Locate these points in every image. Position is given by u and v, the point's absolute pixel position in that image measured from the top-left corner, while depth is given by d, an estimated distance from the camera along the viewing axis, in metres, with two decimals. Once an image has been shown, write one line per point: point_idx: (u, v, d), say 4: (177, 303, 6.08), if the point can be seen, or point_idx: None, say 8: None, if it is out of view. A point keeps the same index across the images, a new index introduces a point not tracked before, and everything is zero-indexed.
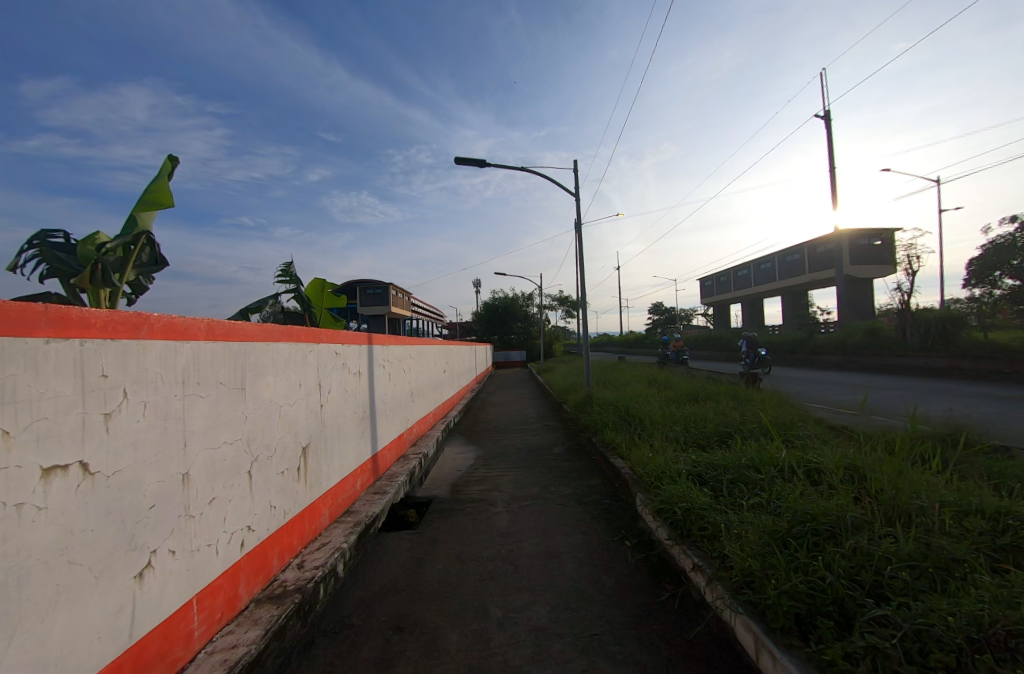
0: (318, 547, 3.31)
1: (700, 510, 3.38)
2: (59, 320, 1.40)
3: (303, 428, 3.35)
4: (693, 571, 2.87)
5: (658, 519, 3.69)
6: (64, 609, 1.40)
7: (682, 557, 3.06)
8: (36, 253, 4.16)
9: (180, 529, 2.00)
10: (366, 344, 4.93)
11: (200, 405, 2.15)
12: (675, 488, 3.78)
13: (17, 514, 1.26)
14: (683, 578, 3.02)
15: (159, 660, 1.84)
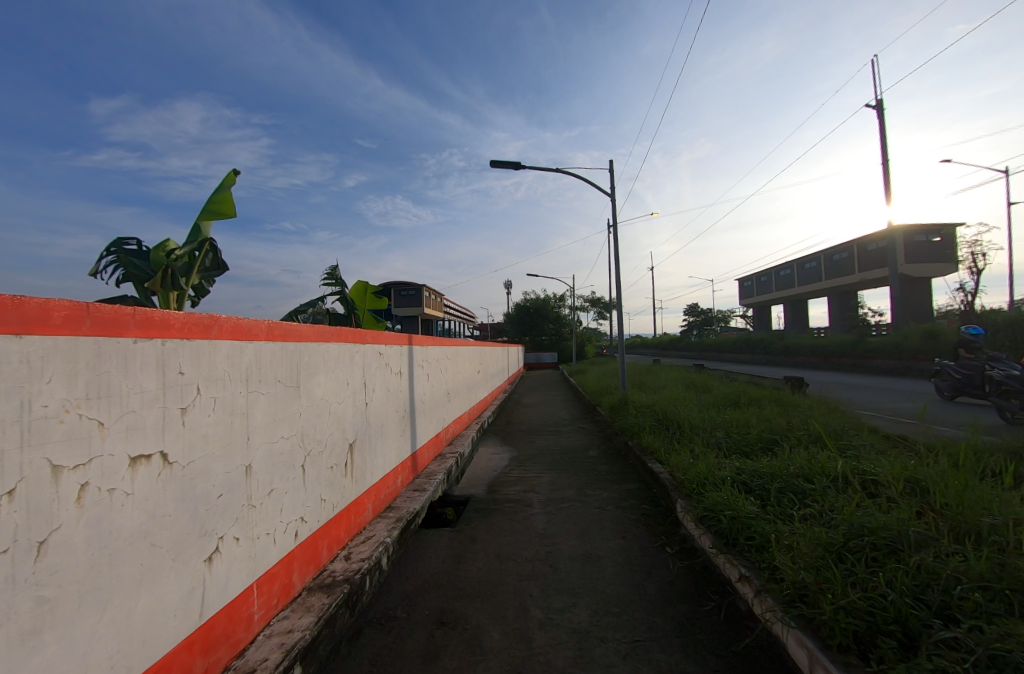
0: (363, 540, 3.44)
1: (746, 519, 3.26)
2: (145, 322, 1.54)
3: (350, 425, 3.49)
4: (741, 581, 2.77)
5: (702, 527, 3.59)
6: (146, 587, 1.54)
7: (728, 566, 2.97)
8: (114, 260, 4.52)
9: (243, 517, 2.14)
10: (407, 345, 5.07)
11: (260, 401, 2.29)
12: (720, 496, 3.66)
13: (110, 498, 1.40)
14: (729, 588, 2.93)
15: (224, 640, 1.97)
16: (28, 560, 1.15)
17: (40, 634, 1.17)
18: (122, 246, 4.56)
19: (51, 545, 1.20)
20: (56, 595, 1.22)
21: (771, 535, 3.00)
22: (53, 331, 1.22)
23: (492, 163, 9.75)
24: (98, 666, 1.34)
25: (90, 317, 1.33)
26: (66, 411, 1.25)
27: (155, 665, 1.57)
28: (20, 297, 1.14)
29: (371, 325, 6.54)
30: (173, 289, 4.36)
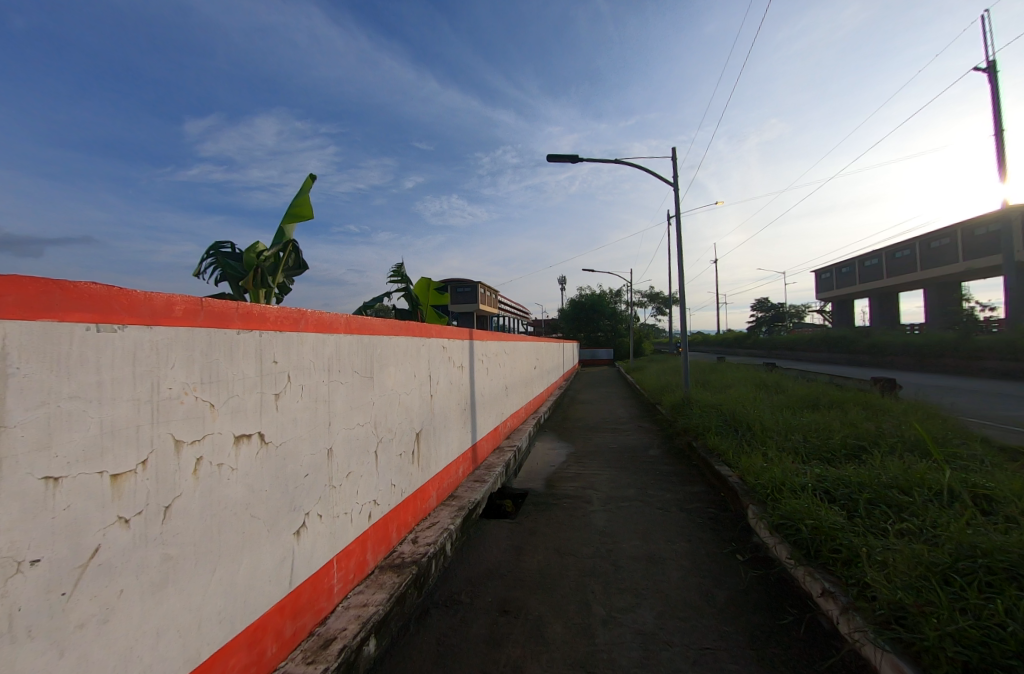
0: (429, 526, 3.58)
1: (831, 530, 3.02)
2: (246, 315, 1.71)
3: (417, 415, 3.64)
4: (824, 596, 2.58)
5: (778, 536, 3.36)
6: (247, 553, 1.71)
7: (809, 580, 2.77)
8: (212, 262, 5.01)
9: (325, 496, 2.31)
10: (469, 339, 5.19)
11: (340, 390, 2.45)
12: (799, 503, 3.42)
13: (219, 472, 1.57)
14: (809, 603, 2.74)
15: (310, 607, 2.15)
16: (156, 521, 1.32)
17: (165, 587, 1.35)
18: (219, 250, 5.04)
19: (174, 510, 1.38)
20: (177, 553, 1.39)
21: (860, 550, 2.75)
22: (175, 323, 1.39)
23: (547, 157, 9.68)
24: (209, 619, 1.52)
25: (203, 312, 1.50)
26: (185, 393, 1.42)
27: (253, 623, 1.75)
28: (150, 293, 1.31)
29: (434, 320, 6.76)
30: (262, 287, 4.78)
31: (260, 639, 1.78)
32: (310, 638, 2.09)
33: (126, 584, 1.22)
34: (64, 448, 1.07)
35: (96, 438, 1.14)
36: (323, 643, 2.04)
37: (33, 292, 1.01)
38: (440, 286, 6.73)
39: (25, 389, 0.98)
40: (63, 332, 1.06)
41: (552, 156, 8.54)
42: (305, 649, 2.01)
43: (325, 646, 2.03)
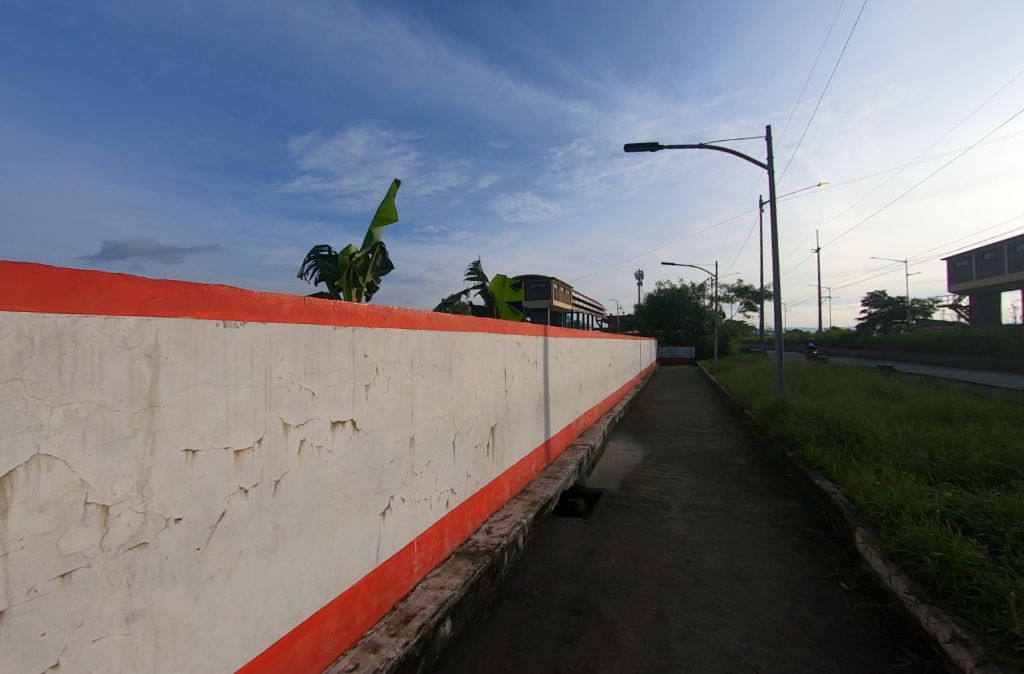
0: (502, 518, 3.68)
1: (966, 567, 2.64)
2: (342, 312, 1.88)
3: (492, 409, 3.74)
4: (953, 643, 2.27)
5: (894, 566, 3.01)
6: (340, 528, 1.89)
7: (933, 621, 2.46)
8: (312, 264, 5.52)
9: (408, 482, 2.47)
10: (543, 335, 5.21)
11: (422, 383, 2.60)
12: (925, 532, 3.03)
13: (319, 453, 1.74)
14: (934, 647, 2.42)
15: (393, 584, 2.32)
16: (269, 494, 1.51)
17: (275, 551, 1.54)
18: (318, 253, 5.54)
19: (283, 485, 1.56)
20: (285, 523, 1.58)
21: (1005, 594, 2.39)
22: (284, 319, 1.56)
23: (625, 147, 9.38)
24: (309, 584, 1.71)
25: (307, 310, 1.67)
26: (292, 382, 1.60)
27: (345, 592, 1.93)
28: (265, 294, 1.49)
29: (509, 317, 6.88)
30: (354, 287, 5.17)
31: (350, 607, 1.95)
32: (393, 612, 2.25)
33: (245, 546, 1.41)
34: (200, 425, 1.26)
35: (223, 419, 1.33)
36: (404, 618, 2.19)
37: (178, 293, 1.19)
38: (515, 283, 6.81)
39: (172, 375, 1.17)
40: (199, 327, 1.25)
41: (629, 145, 8.23)
42: (388, 621, 2.17)
43: (406, 621, 2.17)
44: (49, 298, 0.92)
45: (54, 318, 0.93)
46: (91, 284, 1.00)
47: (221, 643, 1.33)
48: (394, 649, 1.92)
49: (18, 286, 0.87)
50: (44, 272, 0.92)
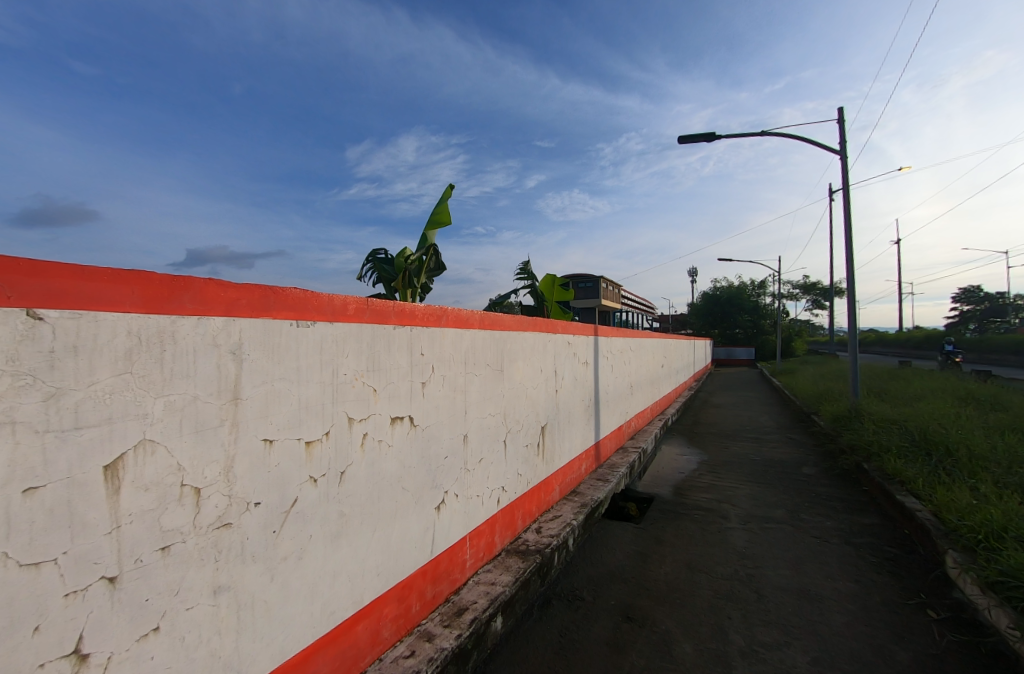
0: (552, 518, 3.67)
1: None
2: (401, 313, 1.95)
3: (542, 409, 3.75)
4: None
5: (994, 596, 2.72)
6: (398, 520, 1.97)
7: None
8: (370, 267, 5.76)
9: (461, 478, 2.53)
10: (593, 335, 5.14)
11: (475, 381, 2.65)
12: None
13: (380, 446, 1.83)
14: None
15: (446, 576, 2.39)
16: (335, 484, 1.60)
17: (340, 537, 1.63)
18: (376, 256, 5.78)
19: (347, 475, 1.65)
20: (349, 512, 1.67)
21: None
22: (349, 319, 1.65)
23: (679, 139, 9.03)
24: (370, 571, 1.80)
25: (370, 310, 1.76)
26: (356, 379, 1.69)
27: (402, 581, 2.01)
28: (332, 295, 1.58)
29: (559, 316, 6.85)
30: (409, 288, 5.37)
31: (407, 596, 2.03)
32: (446, 605, 2.32)
33: (314, 531, 1.51)
34: (276, 418, 1.36)
35: (297, 412, 1.43)
36: (457, 611, 2.25)
37: (257, 296, 1.30)
38: (564, 282, 6.75)
39: (253, 371, 1.28)
40: (275, 328, 1.35)
41: (683, 136, 7.91)
42: (442, 613, 2.24)
43: (458, 614, 2.23)
44: (152, 302, 1.03)
45: (156, 318, 1.04)
46: (186, 288, 1.11)
47: (292, 620, 1.44)
48: (448, 640, 1.98)
49: (128, 291, 0.99)
50: (147, 278, 1.03)
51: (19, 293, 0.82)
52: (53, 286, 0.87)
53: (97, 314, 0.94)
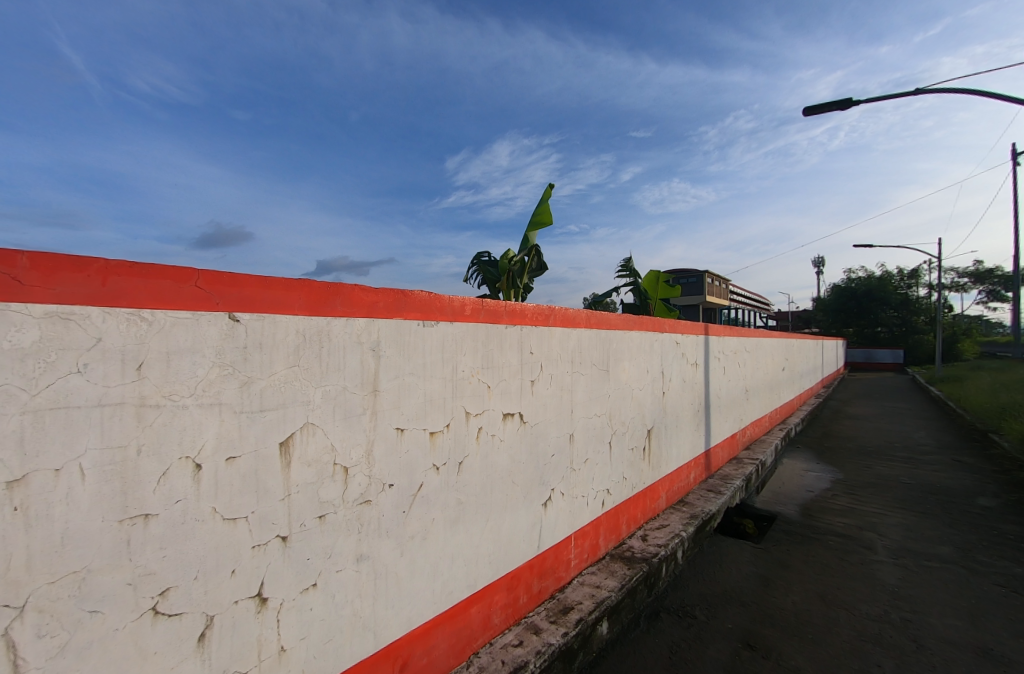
0: (659, 527, 3.52)
1: None
2: (512, 312, 2.03)
3: (649, 412, 3.62)
4: None
5: None
6: (508, 513, 2.05)
7: None
8: (474, 269, 6.00)
9: (567, 477, 2.55)
10: (704, 335, 4.81)
11: (581, 380, 2.65)
12: None
13: (493, 440, 1.93)
14: None
15: (552, 573, 2.42)
16: (454, 472, 1.72)
17: (458, 523, 1.75)
18: (479, 258, 6.01)
19: (464, 465, 1.77)
20: (465, 499, 1.78)
21: None
22: (467, 319, 1.77)
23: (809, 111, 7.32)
24: (483, 559, 1.90)
25: (484, 311, 1.85)
26: (473, 375, 1.80)
27: (511, 572, 2.08)
28: (452, 296, 1.70)
29: (665, 314, 6.52)
30: (512, 288, 5.52)
31: (516, 587, 2.11)
32: (552, 600, 2.35)
33: (436, 515, 1.64)
34: (406, 408, 1.51)
35: (423, 404, 1.57)
36: (563, 609, 2.27)
37: (392, 299, 1.45)
38: (669, 278, 6.39)
39: (388, 366, 1.43)
40: (407, 327, 1.50)
41: (807, 108, 6.69)
42: (548, 608, 2.28)
43: (564, 612, 2.24)
44: (314, 305, 1.22)
45: (317, 319, 1.23)
46: (339, 294, 1.28)
47: (418, 594, 1.58)
48: (555, 636, 2.01)
49: (296, 297, 1.17)
50: (310, 286, 1.21)
51: (224, 300, 1.03)
52: (245, 294, 1.07)
53: (275, 316, 1.13)
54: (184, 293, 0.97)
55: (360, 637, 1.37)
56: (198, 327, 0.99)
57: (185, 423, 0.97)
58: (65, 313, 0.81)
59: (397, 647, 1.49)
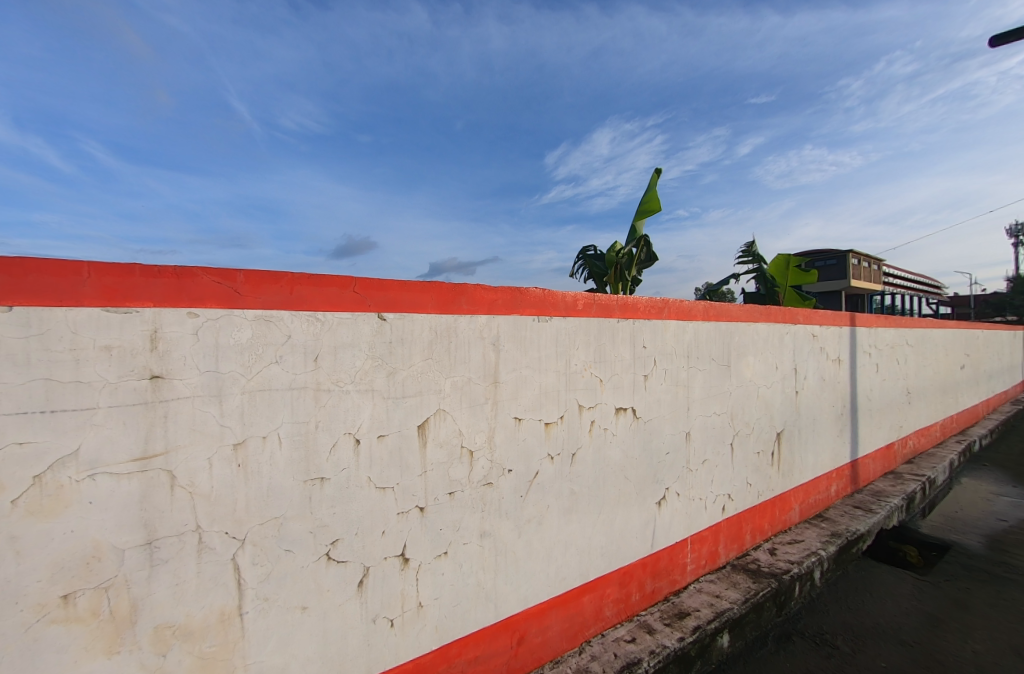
0: (791, 542, 3.20)
1: None
2: (624, 306, 2.02)
3: (779, 412, 3.30)
4: None
5: None
6: (621, 508, 2.06)
7: None
8: (581, 263, 5.98)
9: (683, 477, 2.45)
10: (848, 327, 4.22)
11: (699, 376, 2.54)
12: None
13: (606, 434, 1.95)
14: None
15: (666, 575, 2.36)
16: (568, 463, 1.79)
17: (572, 512, 1.82)
18: (585, 253, 5.98)
19: (578, 457, 1.82)
20: (579, 490, 1.84)
21: None
22: (579, 314, 1.81)
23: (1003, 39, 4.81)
24: (595, 550, 1.94)
25: (596, 305, 1.88)
26: (585, 369, 1.84)
27: (624, 568, 2.09)
28: (565, 293, 1.76)
29: (797, 303, 5.83)
30: (621, 282, 5.41)
31: (628, 583, 2.10)
32: (666, 603, 2.30)
33: (551, 503, 1.72)
34: (524, 399, 1.61)
35: (539, 395, 1.66)
36: (679, 613, 2.21)
37: (509, 296, 1.56)
38: (803, 263, 5.70)
39: (507, 359, 1.54)
40: (523, 323, 1.60)
41: (996, 39, 4.55)
42: (662, 610, 2.24)
43: (680, 616, 2.18)
44: (444, 304, 1.37)
45: (446, 317, 1.38)
46: (463, 294, 1.42)
47: (533, 575, 1.68)
48: (670, 638, 1.96)
49: (429, 298, 1.33)
50: (440, 288, 1.37)
51: (374, 302, 1.22)
52: (391, 296, 1.25)
53: (413, 315, 1.30)
54: (346, 297, 1.17)
55: (483, 606, 1.51)
56: (356, 325, 1.19)
57: (348, 405, 1.17)
58: (267, 316, 1.05)
59: (515, 622, 1.60)
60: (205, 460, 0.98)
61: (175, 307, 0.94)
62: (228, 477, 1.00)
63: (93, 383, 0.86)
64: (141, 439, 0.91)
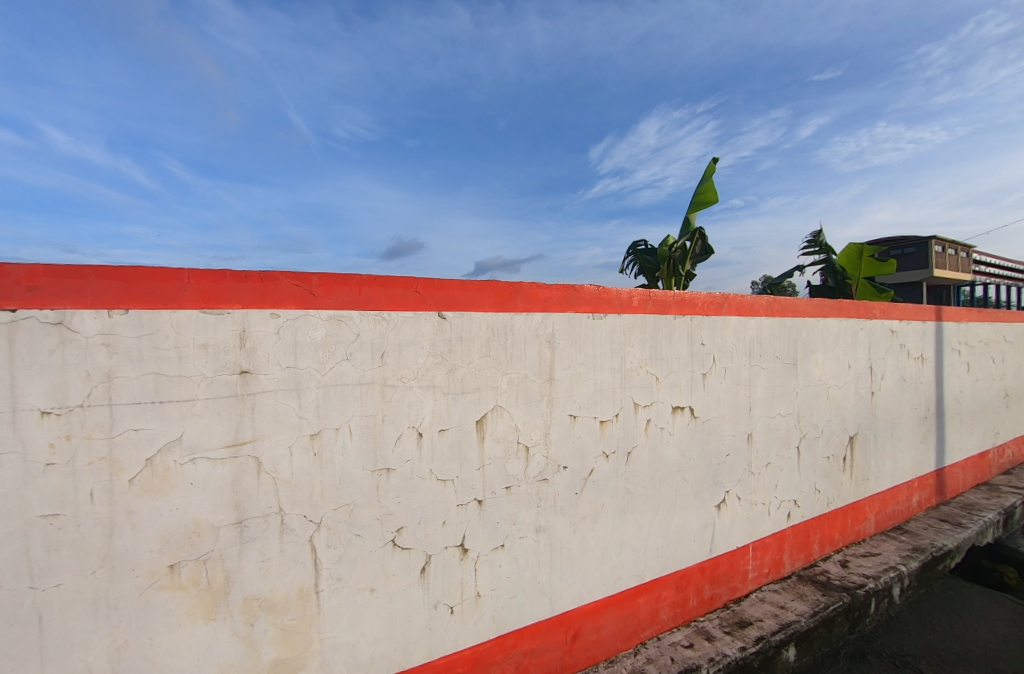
0: (867, 555, 2.98)
1: None
2: (681, 302, 1.97)
3: (852, 414, 3.08)
4: None
5: None
6: (678, 510, 2.01)
7: None
8: (631, 258, 5.84)
9: (745, 480, 2.35)
10: (934, 321, 3.85)
11: (762, 375, 2.42)
12: None
13: (662, 433, 1.91)
14: None
15: (726, 581, 2.27)
16: (623, 461, 1.77)
17: (628, 512, 1.80)
18: (636, 248, 5.83)
19: (633, 455, 1.80)
20: (634, 490, 1.82)
21: None
22: (634, 311, 1.78)
23: None
24: (651, 552, 1.91)
25: (652, 301, 1.84)
26: (641, 366, 1.82)
27: (682, 572, 2.04)
28: (620, 289, 1.74)
29: (872, 296, 5.39)
30: (674, 277, 5.23)
31: (685, 587, 2.05)
32: (726, 610, 2.22)
33: (605, 501, 1.71)
34: (579, 396, 1.61)
35: (594, 393, 1.66)
36: (740, 622, 2.12)
37: (564, 293, 1.57)
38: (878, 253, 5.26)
39: (562, 356, 1.55)
40: (578, 320, 1.60)
41: None
42: (722, 617, 2.16)
43: (742, 625, 2.10)
44: (500, 303, 1.40)
45: (503, 315, 1.41)
46: (519, 292, 1.44)
47: (588, 573, 1.68)
48: (730, 647, 1.89)
49: (486, 296, 1.37)
50: (496, 286, 1.40)
51: (434, 301, 1.27)
52: (450, 295, 1.30)
53: (471, 313, 1.34)
54: (409, 297, 1.23)
55: (538, 600, 1.53)
56: (418, 324, 1.24)
57: (411, 400, 1.23)
58: (339, 316, 1.13)
59: (569, 618, 1.61)
60: (286, 448, 1.06)
61: (259, 308, 1.03)
62: (305, 465, 1.09)
63: (193, 377, 0.96)
64: (232, 428, 1.00)
